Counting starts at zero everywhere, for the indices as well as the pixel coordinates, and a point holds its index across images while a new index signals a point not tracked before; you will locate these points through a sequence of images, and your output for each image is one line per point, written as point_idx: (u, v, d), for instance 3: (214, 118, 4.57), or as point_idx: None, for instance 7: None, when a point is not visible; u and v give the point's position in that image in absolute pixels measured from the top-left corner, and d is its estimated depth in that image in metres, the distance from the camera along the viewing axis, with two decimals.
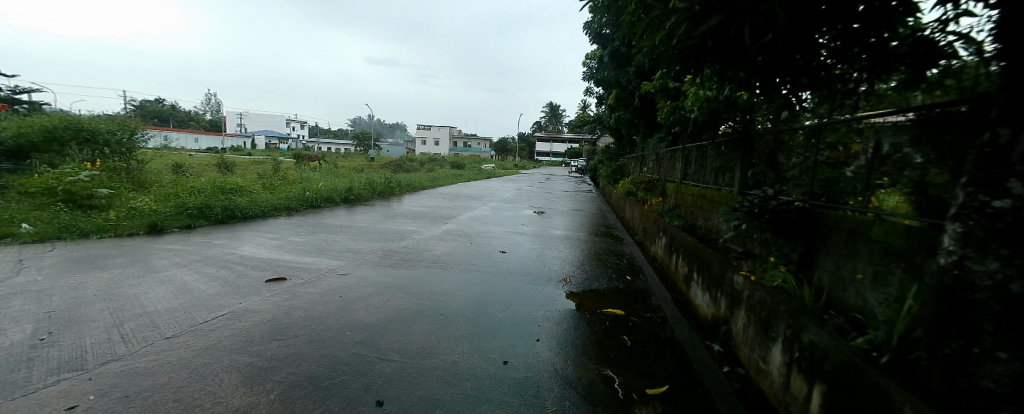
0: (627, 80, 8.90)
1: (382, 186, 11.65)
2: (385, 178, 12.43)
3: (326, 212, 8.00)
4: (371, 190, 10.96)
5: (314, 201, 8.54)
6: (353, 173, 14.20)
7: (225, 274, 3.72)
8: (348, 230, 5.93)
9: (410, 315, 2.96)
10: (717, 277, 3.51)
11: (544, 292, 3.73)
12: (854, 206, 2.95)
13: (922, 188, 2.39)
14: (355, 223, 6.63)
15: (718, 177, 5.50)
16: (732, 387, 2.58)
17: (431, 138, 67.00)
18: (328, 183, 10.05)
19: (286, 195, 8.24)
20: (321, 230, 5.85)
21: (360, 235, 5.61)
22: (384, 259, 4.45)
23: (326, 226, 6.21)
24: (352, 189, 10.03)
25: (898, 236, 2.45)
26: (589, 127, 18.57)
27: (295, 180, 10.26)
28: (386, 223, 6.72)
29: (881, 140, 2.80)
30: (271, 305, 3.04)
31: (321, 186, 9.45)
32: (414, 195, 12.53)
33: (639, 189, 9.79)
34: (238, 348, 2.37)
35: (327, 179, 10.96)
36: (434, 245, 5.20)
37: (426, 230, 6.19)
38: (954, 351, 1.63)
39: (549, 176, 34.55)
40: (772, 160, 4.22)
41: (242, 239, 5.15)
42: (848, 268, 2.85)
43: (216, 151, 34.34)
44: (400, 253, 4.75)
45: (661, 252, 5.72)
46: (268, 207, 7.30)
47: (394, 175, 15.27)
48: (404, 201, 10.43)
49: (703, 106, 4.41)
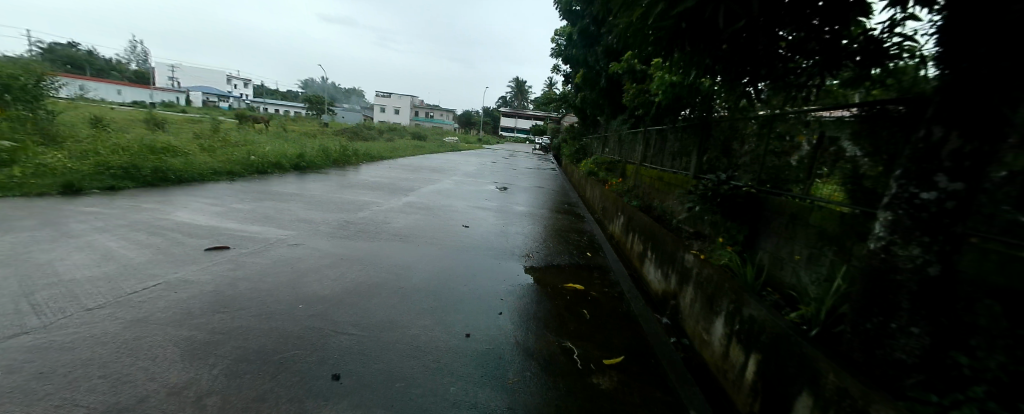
0: (595, 60, 8.92)
1: (336, 154, 11.07)
2: (340, 145, 11.80)
3: (274, 178, 7.49)
4: (324, 157, 10.37)
5: (260, 166, 7.96)
6: (304, 138, 13.36)
7: (157, 242, 3.39)
8: (299, 199, 5.60)
9: (368, 288, 2.87)
10: (670, 255, 3.67)
11: (505, 267, 3.74)
12: (796, 192, 3.17)
13: (857, 179, 2.60)
14: (306, 191, 6.27)
15: (676, 161, 5.71)
16: (678, 356, 2.75)
17: (390, 107, 64.33)
18: (276, 148, 9.38)
19: (228, 158, 7.61)
20: (268, 197, 5.48)
21: (311, 204, 5.32)
22: (339, 231, 4.26)
23: (274, 193, 5.83)
24: (303, 155, 9.44)
25: (833, 221, 2.66)
26: (554, 105, 18.58)
27: (238, 142, 9.49)
28: (341, 192, 6.42)
29: (825, 133, 3.01)
30: (212, 276, 2.83)
31: (268, 151, 8.81)
32: (371, 164, 12.03)
33: (601, 170, 10.00)
34: (175, 320, 2.19)
35: (275, 144, 10.24)
36: (392, 217, 5.04)
37: (385, 201, 5.98)
38: (874, 326, 1.80)
39: (512, 153, 34.43)
40: (726, 146, 4.42)
41: (177, 203, 4.71)
42: (786, 249, 3.08)
43: (144, 106, 30.98)
44: (356, 224, 4.55)
45: (619, 231, 5.91)
46: (206, 171, 6.72)
47: (349, 143, 14.55)
48: (360, 171, 9.99)
49: (668, 90, 4.49)
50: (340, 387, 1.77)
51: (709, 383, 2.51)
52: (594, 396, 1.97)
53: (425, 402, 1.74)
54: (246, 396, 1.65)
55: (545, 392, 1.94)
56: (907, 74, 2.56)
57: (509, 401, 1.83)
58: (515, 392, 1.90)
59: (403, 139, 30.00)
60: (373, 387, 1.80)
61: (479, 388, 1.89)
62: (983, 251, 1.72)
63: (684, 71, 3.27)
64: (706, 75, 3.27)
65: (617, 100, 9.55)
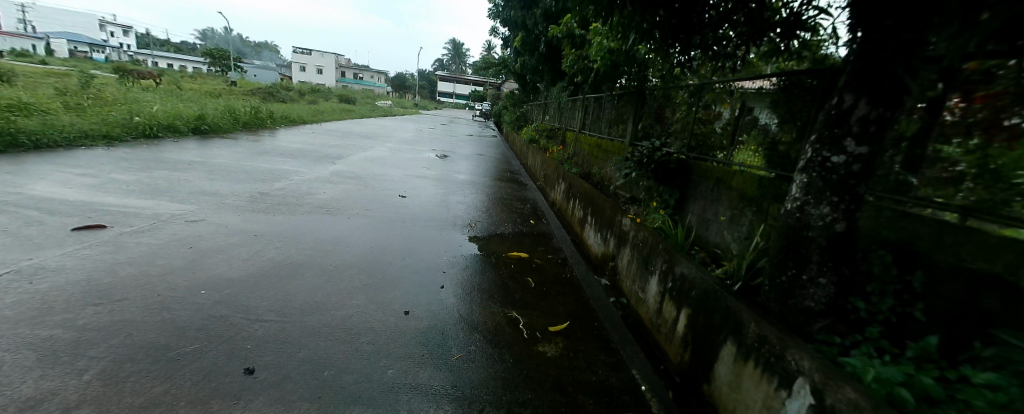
0: (533, 23, 8.72)
1: (248, 117, 9.85)
2: (251, 107, 10.52)
3: (169, 144, 6.49)
4: (231, 120, 9.19)
5: (149, 129, 6.82)
6: (208, 97, 11.74)
7: (4, 220, 2.76)
8: (202, 168, 4.90)
9: (292, 268, 2.61)
10: (608, 220, 3.79)
11: (445, 238, 3.62)
12: (720, 158, 3.37)
13: (773, 147, 2.80)
14: (211, 158, 5.51)
15: (612, 128, 5.84)
16: (617, 315, 2.89)
17: (312, 66, 58.62)
18: (169, 108, 8.07)
19: (103, 119, 6.40)
20: (161, 166, 4.72)
21: (217, 174, 4.69)
22: (253, 204, 3.81)
23: (169, 161, 5.05)
24: (206, 117, 8.28)
25: (752, 184, 2.86)
26: (492, 70, 18.11)
27: (119, 101, 8.02)
28: (255, 160, 5.73)
29: (746, 103, 3.21)
30: (82, 260, 2.37)
31: (157, 111, 7.55)
32: (291, 129, 10.93)
33: (542, 138, 10.03)
34: (28, 318, 1.80)
35: (168, 103, 8.82)
36: (317, 188, 4.62)
37: (309, 170, 5.47)
38: (787, 278, 1.97)
39: (450, 119, 33.40)
40: (658, 114, 4.57)
41: (34, 174, 3.87)
42: (710, 211, 3.29)
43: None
44: (273, 196, 4.10)
45: (560, 198, 6.00)
46: (74, 133, 5.61)
47: (263, 105, 13.02)
48: (279, 136, 9.02)
49: (606, 57, 4.49)
50: (255, 383, 1.58)
51: (644, 337, 2.66)
52: (539, 365, 1.98)
53: (359, 389, 1.62)
54: (131, 403, 1.41)
55: (491, 365, 1.91)
56: (818, 48, 2.76)
57: (454, 379, 1.78)
58: (459, 368, 1.85)
59: (329, 102, 27.65)
60: (296, 378, 1.64)
61: (419, 368, 1.81)
62: (877, 209, 1.94)
63: (623, 35, 3.23)
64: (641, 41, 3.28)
65: (556, 66, 9.49)
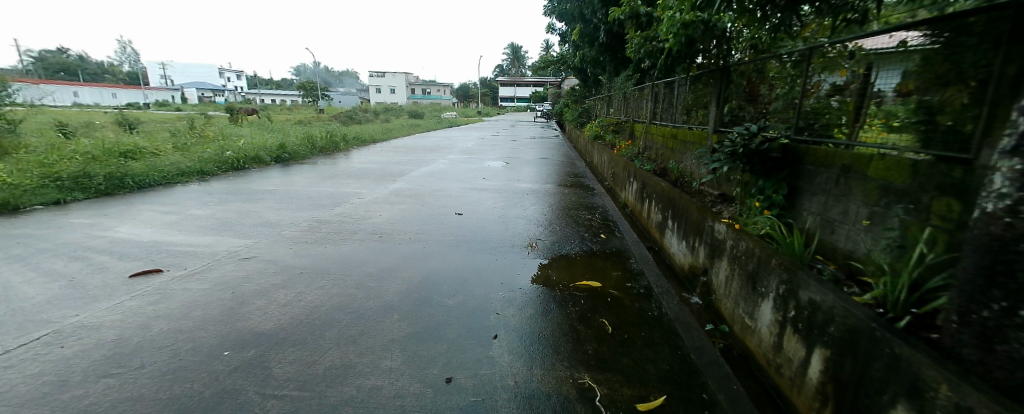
0: (592, 11, 8.28)
1: (323, 141, 10.60)
2: (326, 131, 11.35)
3: (253, 174, 7.13)
4: (308, 147, 9.96)
5: (236, 162, 7.54)
6: (293, 126, 12.98)
7: (77, 270, 3.04)
8: (272, 196, 5.21)
9: (330, 317, 2.49)
10: (695, 226, 3.23)
11: (507, 264, 3.34)
12: (837, 139, 2.72)
13: (933, 118, 2.06)
14: (283, 186, 5.88)
15: (690, 115, 5.16)
16: (717, 348, 2.41)
17: (386, 87, 63.12)
18: (255, 140, 8.93)
19: (198, 156, 7.19)
20: (235, 198, 5.09)
21: (283, 202, 4.93)
22: (308, 234, 3.88)
23: (246, 191, 5.45)
24: (286, 146, 9.03)
25: (901, 172, 2.15)
26: (554, 68, 17.76)
27: (216, 137, 9.05)
28: (322, 184, 6.01)
29: (872, 66, 2.52)
30: (121, 316, 2.47)
31: (244, 144, 8.37)
32: (361, 149, 11.59)
33: (608, 133, 9.46)
34: (42, 395, 1.82)
35: (256, 135, 9.80)
36: (373, 210, 4.63)
37: (370, 191, 5.59)
38: (996, 314, 1.33)
39: (516, 123, 33.55)
40: (750, 92, 3.84)
41: (130, 215, 4.35)
42: (836, 209, 2.60)
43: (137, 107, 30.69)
44: (329, 224, 4.16)
45: (632, 198, 5.48)
46: (173, 172, 6.36)
47: (339, 128, 14.04)
48: (350, 157, 9.57)
49: (678, 33, 3.91)
50: None
51: (758, 380, 2.16)
52: None
53: None
54: None
55: None
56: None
57: None
58: None
59: (401, 117, 29.35)
60: None
61: None
62: None
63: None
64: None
65: (620, 55, 8.83)
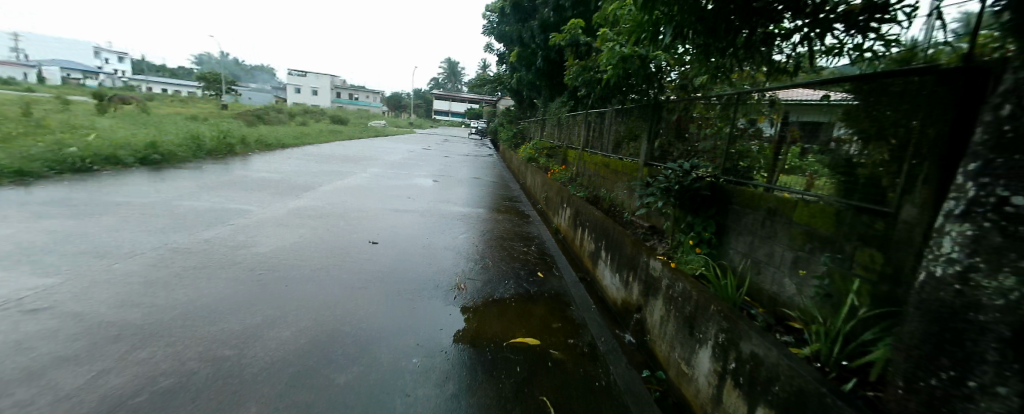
0: (530, 36, 8.40)
1: (214, 144, 9.19)
2: (221, 132, 9.92)
3: (111, 177, 5.84)
4: (194, 148, 8.57)
5: (79, 162, 6.06)
6: (181, 122, 11.21)
7: None
8: (122, 211, 4.17)
9: (150, 407, 1.70)
10: (629, 260, 3.13)
11: (425, 305, 2.93)
12: (759, 181, 2.81)
13: (853, 169, 2.13)
14: (143, 197, 4.79)
15: (621, 146, 5.27)
16: (653, 396, 2.24)
17: (307, 88, 58.81)
18: (116, 137, 7.38)
19: (21, 151, 5.64)
20: (65, 212, 3.97)
21: (142, 220, 3.97)
22: (160, 267, 3.04)
23: (85, 203, 4.31)
24: (160, 145, 7.64)
25: (825, 220, 2.19)
26: (489, 87, 17.80)
27: (61, 129, 7.32)
28: (201, 197, 5.04)
29: (788, 115, 2.67)
30: None
31: (99, 141, 6.85)
32: (264, 155, 10.30)
33: (541, 156, 9.53)
34: None
35: (122, 130, 8.16)
36: (270, 234, 3.94)
37: (265, 208, 4.80)
38: (942, 383, 1.27)
39: (447, 137, 32.97)
40: (679, 129, 3.95)
41: None
42: (762, 251, 2.63)
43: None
44: (203, 251, 3.40)
45: (565, 225, 5.43)
46: None
47: (241, 129, 12.44)
48: (250, 164, 8.40)
49: (616, 65, 3.91)
50: None
51: None
52: None
53: None
54: None
55: None
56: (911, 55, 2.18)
57: None
58: None
59: (321, 123, 27.29)
60: None
61: None
62: None
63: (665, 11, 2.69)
64: (672, 18, 2.71)
65: (555, 81, 8.96)
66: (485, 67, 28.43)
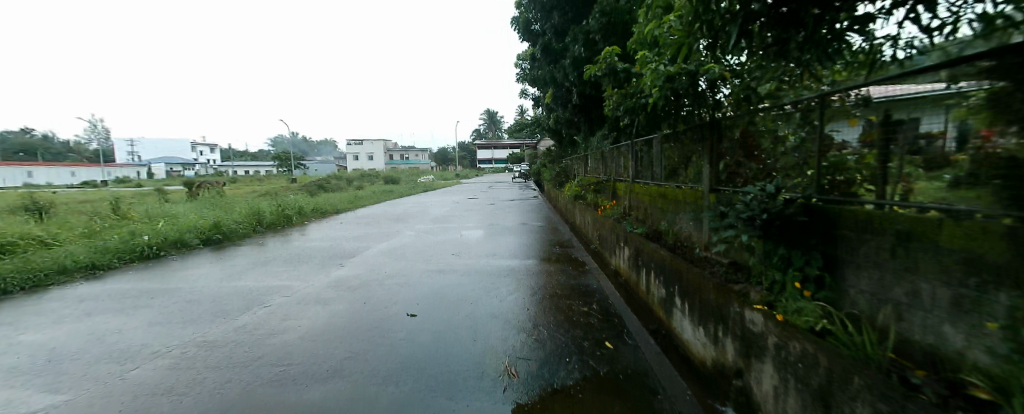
0: (563, 75, 8.32)
1: (272, 218, 9.78)
2: (278, 205, 10.58)
3: (175, 262, 6.23)
4: (253, 225, 9.13)
5: (149, 250, 6.56)
6: (246, 199, 12.18)
7: None
8: (175, 298, 4.30)
9: None
10: (715, 312, 2.62)
11: (481, 376, 2.57)
12: (871, 198, 2.22)
13: (1016, 167, 1.50)
14: (196, 281, 4.97)
15: (677, 174, 4.79)
16: None
17: (363, 154, 63.69)
18: (183, 222, 8.02)
19: (102, 246, 6.22)
20: (122, 304, 4.15)
21: (192, 305, 4.06)
22: (196, 353, 2.95)
23: (142, 293, 4.51)
24: (221, 225, 8.19)
25: (992, 243, 1.59)
26: (528, 131, 17.98)
27: (140, 221, 8.11)
28: (250, 276, 5.16)
29: (890, 112, 2.14)
30: None
31: (168, 228, 7.46)
32: (319, 222, 10.81)
33: (588, 192, 9.13)
34: None
35: (192, 214, 8.92)
36: (314, 309, 3.84)
37: (305, 282, 4.78)
38: None
39: (493, 184, 33.61)
40: (746, 146, 3.43)
41: None
42: (899, 290, 2.03)
43: (88, 185, 29.39)
44: (242, 332, 3.31)
45: (625, 267, 4.92)
46: (59, 270, 5.35)
47: (299, 199, 13.33)
48: (305, 233, 8.77)
49: (661, 87, 3.55)
50: None
51: None
52: None
53: None
54: None
55: None
56: None
57: None
58: None
59: (374, 184, 29.00)
60: None
61: None
62: None
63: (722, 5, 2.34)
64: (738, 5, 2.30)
65: (593, 115, 8.70)
66: (521, 111, 29.13)
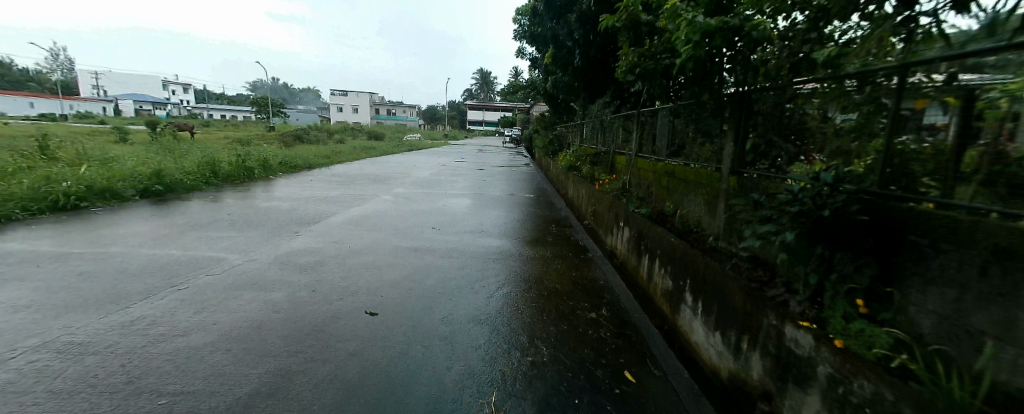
0: (566, 33, 7.58)
1: (230, 172, 9.05)
2: (238, 156, 9.78)
3: (102, 216, 5.58)
4: (205, 177, 8.40)
5: (69, 200, 5.87)
6: (206, 146, 11.31)
7: None
8: (84, 267, 3.72)
9: None
10: (739, 319, 2.23)
11: (452, 402, 2.08)
12: (953, 201, 1.77)
13: None
14: (114, 244, 4.38)
15: (689, 152, 4.32)
16: None
17: (347, 106, 61.25)
18: (119, 168, 7.27)
19: (11, 192, 5.49)
20: (15, 271, 3.55)
21: (100, 277, 3.49)
22: (82, 348, 2.42)
23: (45, 257, 3.92)
24: (163, 175, 7.44)
25: None
26: (523, 93, 17.09)
27: (73, 165, 7.32)
28: (187, 242, 4.59)
29: (986, 103, 1.69)
30: None
31: (99, 174, 6.72)
32: (287, 178, 10.13)
33: (583, 163, 8.63)
34: None
35: (135, 160, 8.13)
36: (243, 297, 3.23)
37: (250, 255, 4.25)
38: None
39: (483, 147, 32.73)
40: (784, 125, 2.97)
41: None
42: (983, 317, 1.58)
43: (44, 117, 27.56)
44: (127, 332, 2.64)
45: (624, 249, 4.55)
46: None
47: (270, 149, 12.48)
48: (270, 190, 8.12)
49: (693, 43, 2.94)
50: None
51: None
52: None
53: None
54: None
55: None
56: None
57: None
58: None
59: (356, 138, 27.84)
60: None
61: None
62: None
63: None
64: None
65: (595, 81, 8.09)
66: (516, 71, 27.84)
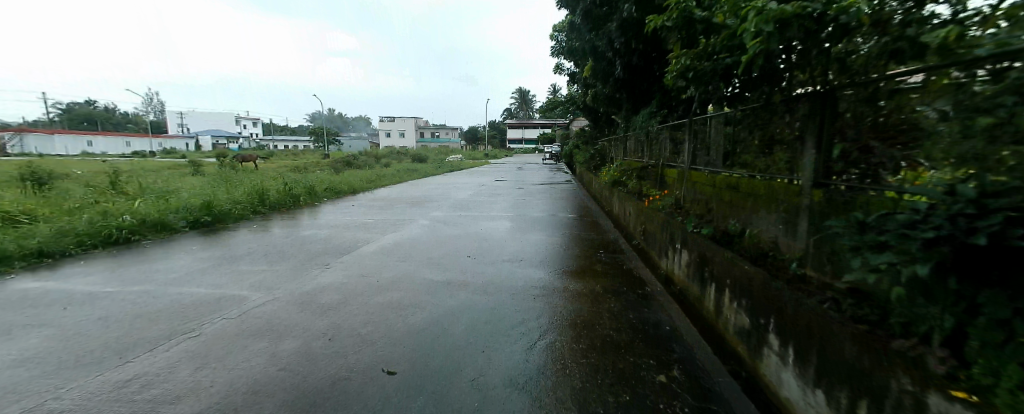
0: (604, 44, 7.24)
1: (276, 199, 9.48)
2: (285, 185, 10.28)
3: (152, 249, 5.92)
4: (253, 206, 8.84)
5: (124, 233, 6.31)
6: (258, 175, 12.02)
7: None
8: (113, 309, 3.83)
9: None
10: (851, 378, 1.83)
11: None
12: None
13: None
14: (149, 281, 4.55)
15: (754, 162, 3.80)
16: None
17: (395, 132, 64.15)
18: (174, 201, 7.80)
19: (75, 228, 5.99)
20: (50, 313, 3.71)
21: (120, 323, 3.55)
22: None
23: (82, 297, 4.10)
24: (213, 206, 7.89)
25: None
26: (563, 108, 16.79)
27: (138, 199, 7.97)
28: (218, 278, 4.67)
29: None
30: None
31: (153, 209, 7.23)
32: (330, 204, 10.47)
33: (629, 178, 8.14)
34: None
35: (192, 192, 8.73)
36: (248, 349, 3.11)
37: (275, 294, 4.22)
38: None
39: (525, 165, 32.66)
40: (880, 129, 2.44)
41: None
42: None
43: (135, 154, 31.22)
44: (114, 396, 2.53)
45: (683, 274, 4.10)
46: (19, 259, 5.10)
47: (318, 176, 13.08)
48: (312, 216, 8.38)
49: (763, 35, 2.55)
50: None
51: None
52: None
53: None
54: None
55: None
56: None
57: None
58: None
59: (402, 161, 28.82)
60: None
61: None
62: None
63: None
64: None
65: (638, 90, 7.68)
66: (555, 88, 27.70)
